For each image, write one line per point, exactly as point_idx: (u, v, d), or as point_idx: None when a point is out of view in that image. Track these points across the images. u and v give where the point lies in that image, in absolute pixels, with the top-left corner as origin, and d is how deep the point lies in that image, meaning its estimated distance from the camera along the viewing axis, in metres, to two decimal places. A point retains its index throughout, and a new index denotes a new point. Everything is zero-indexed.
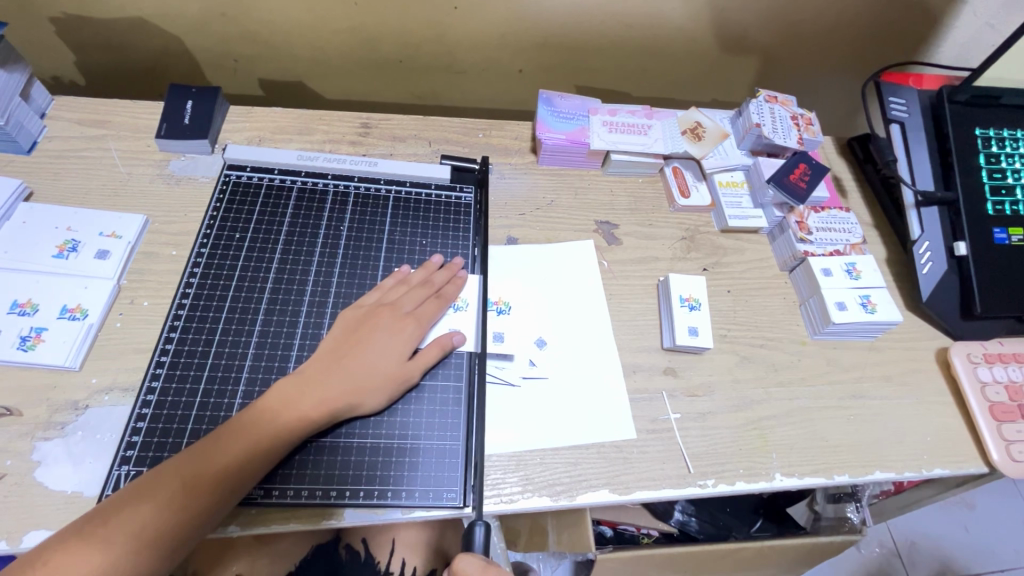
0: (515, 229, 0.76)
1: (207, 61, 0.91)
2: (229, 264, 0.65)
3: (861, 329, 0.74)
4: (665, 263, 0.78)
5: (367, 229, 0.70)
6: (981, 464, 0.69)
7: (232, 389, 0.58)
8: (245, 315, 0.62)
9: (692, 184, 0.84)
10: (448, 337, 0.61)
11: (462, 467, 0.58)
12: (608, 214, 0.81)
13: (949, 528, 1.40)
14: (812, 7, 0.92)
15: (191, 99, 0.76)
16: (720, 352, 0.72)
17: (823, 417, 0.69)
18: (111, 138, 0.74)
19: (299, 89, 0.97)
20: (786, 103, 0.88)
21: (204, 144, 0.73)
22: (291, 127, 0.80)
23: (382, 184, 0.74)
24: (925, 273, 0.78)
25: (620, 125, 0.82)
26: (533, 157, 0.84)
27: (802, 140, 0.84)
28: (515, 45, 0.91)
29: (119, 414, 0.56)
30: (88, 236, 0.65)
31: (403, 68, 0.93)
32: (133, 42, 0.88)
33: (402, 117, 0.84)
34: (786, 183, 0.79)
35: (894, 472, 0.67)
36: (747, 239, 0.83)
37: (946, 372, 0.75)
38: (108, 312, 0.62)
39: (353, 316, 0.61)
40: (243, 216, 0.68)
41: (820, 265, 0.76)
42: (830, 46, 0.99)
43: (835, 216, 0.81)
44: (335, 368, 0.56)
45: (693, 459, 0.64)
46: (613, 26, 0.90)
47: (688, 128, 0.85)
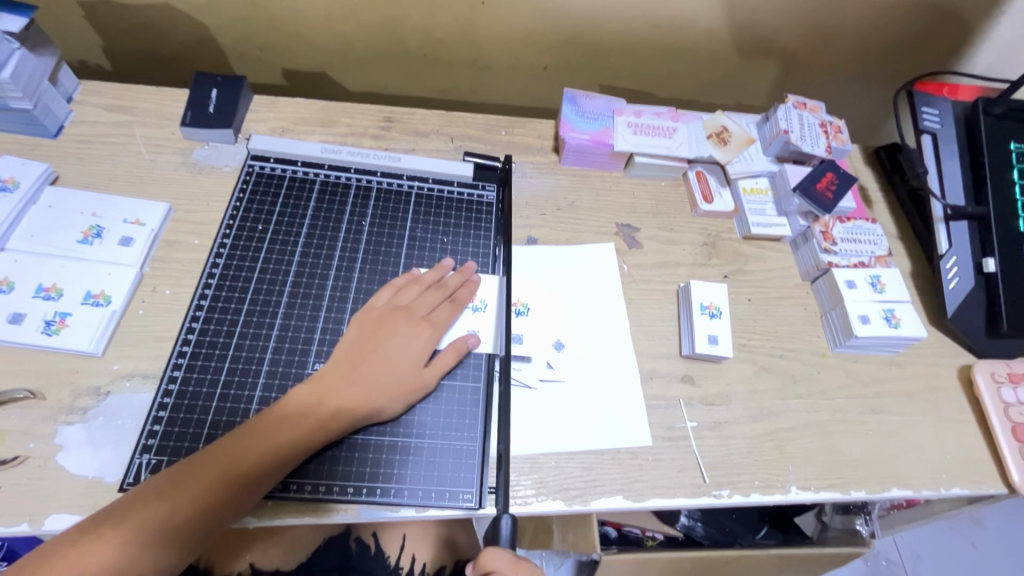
0: (536, 230, 0.76)
1: (232, 49, 0.91)
2: (251, 256, 0.65)
3: (884, 342, 0.73)
4: (686, 269, 0.77)
5: (388, 226, 0.70)
6: (1000, 485, 0.68)
7: (252, 381, 0.58)
8: (266, 308, 0.62)
9: (716, 189, 0.83)
10: (463, 341, 0.62)
11: (478, 467, 0.58)
12: (629, 217, 0.80)
13: (957, 544, 1.38)
14: (846, 12, 0.90)
15: (216, 88, 0.76)
16: (739, 361, 0.71)
17: (842, 431, 0.68)
18: (137, 124, 0.74)
19: (322, 80, 0.97)
20: (815, 109, 0.86)
21: (228, 134, 0.73)
22: (314, 119, 0.79)
23: (405, 180, 0.74)
24: (951, 288, 0.77)
25: (645, 128, 0.81)
26: (555, 156, 0.83)
27: (831, 148, 0.83)
28: (540, 42, 0.90)
29: (139, 402, 0.57)
30: (112, 222, 0.65)
31: (426, 62, 0.93)
32: (159, 28, 0.88)
33: (425, 112, 0.83)
34: (813, 192, 0.78)
35: (911, 489, 0.66)
36: (770, 247, 0.82)
37: (968, 390, 0.74)
38: (131, 299, 0.62)
39: (369, 319, 0.60)
40: (266, 208, 0.68)
41: (844, 277, 0.75)
42: (862, 52, 0.97)
43: (861, 227, 0.80)
44: (353, 372, 0.56)
45: (708, 469, 0.63)
46: (641, 25, 0.89)
47: (713, 132, 0.83)
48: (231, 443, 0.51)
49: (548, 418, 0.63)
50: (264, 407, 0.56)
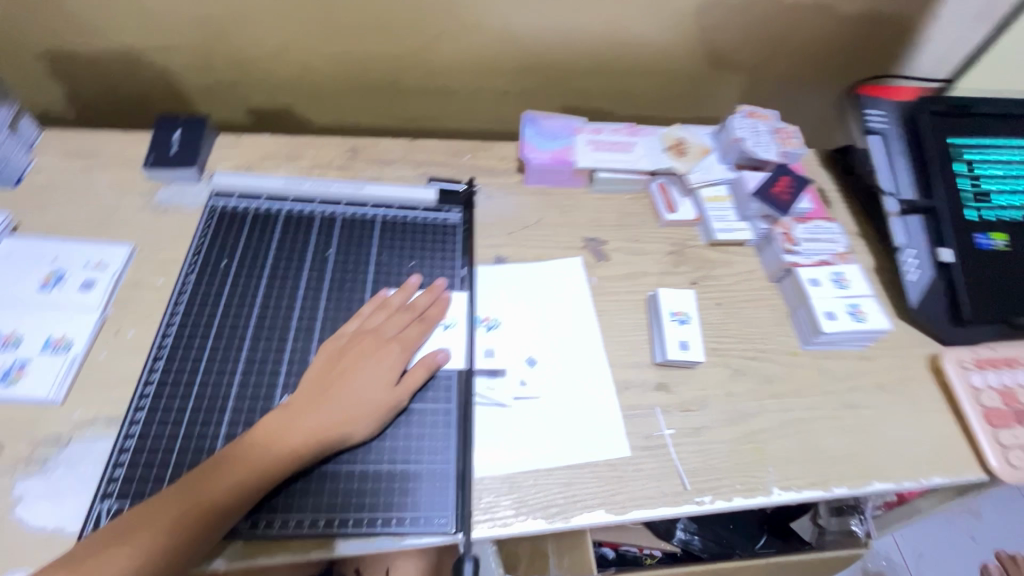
0: (504, 248, 0.77)
1: (196, 91, 0.92)
2: (216, 291, 0.65)
3: (853, 337, 0.74)
4: (654, 277, 0.78)
5: (354, 253, 0.70)
6: (979, 472, 0.68)
7: (218, 418, 0.57)
8: (232, 342, 0.61)
9: (678, 199, 0.85)
10: (434, 357, 0.62)
11: (454, 489, 0.57)
12: (595, 231, 0.81)
13: (957, 538, 1.38)
14: (788, 25, 0.94)
15: (179, 129, 0.77)
16: (712, 365, 0.72)
17: (819, 428, 0.69)
18: (99, 168, 0.75)
19: (288, 117, 0.98)
20: (766, 117, 0.89)
21: (191, 173, 0.74)
22: (278, 153, 0.80)
23: (370, 208, 0.74)
24: (912, 281, 0.79)
25: (604, 143, 0.84)
26: (519, 177, 0.85)
27: (784, 152, 0.86)
28: (499, 68, 0.93)
29: (101, 448, 0.55)
30: (74, 267, 0.65)
31: (389, 93, 0.95)
32: (122, 75, 0.89)
33: (389, 141, 0.85)
34: (770, 195, 0.80)
35: (892, 481, 0.66)
36: (735, 252, 0.83)
37: (939, 378, 0.75)
38: (92, 343, 0.61)
39: (337, 344, 0.60)
40: (231, 243, 0.68)
41: (807, 275, 0.77)
42: (807, 62, 1.01)
43: (821, 227, 0.82)
44: (323, 398, 0.56)
45: (689, 476, 0.63)
46: (594, 47, 0.92)
47: (671, 144, 0.86)
48: (196, 478, 0.50)
49: (524, 433, 0.62)
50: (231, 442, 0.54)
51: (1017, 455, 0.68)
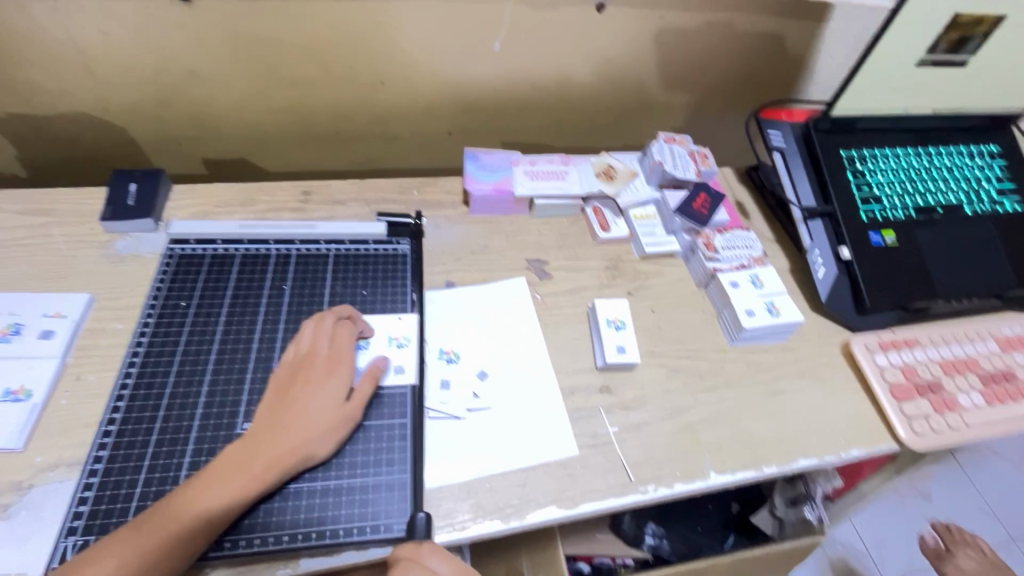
0: (454, 274, 0.83)
1: (150, 145, 0.96)
2: (176, 329, 0.68)
3: (772, 331, 0.82)
4: (593, 291, 0.85)
5: (309, 285, 0.75)
6: (890, 442, 0.76)
7: (182, 449, 0.59)
8: (193, 374, 0.65)
9: (612, 220, 0.94)
10: (376, 365, 0.66)
11: (411, 498, 0.60)
12: (537, 253, 0.89)
13: (910, 519, 1.46)
14: (695, 61, 1.06)
15: (135, 182, 0.80)
16: (649, 366, 0.78)
17: (749, 415, 0.76)
18: (55, 224, 0.77)
19: (243, 165, 1.03)
20: (683, 142, 0.99)
21: (148, 222, 0.77)
22: (233, 200, 0.85)
23: (322, 244, 0.79)
24: (821, 277, 0.89)
25: (540, 173, 0.92)
26: (465, 208, 0.92)
27: (700, 172, 0.96)
28: (440, 110, 1.01)
29: (64, 490, 0.56)
30: (32, 319, 0.67)
31: (339, 138, 1.01)
32: (75, 135, 0.92)
33: (340, 182, 0.91)
34: (689, 210, 0.89)
35: (816, 457, 0.73)
36: (665, 262, 0.92)
37: (851, 363, 0.84)
38: (53, 391, 0.63)
39: (288, 364, 0.64)
40: (188, 285, 0.72)
41: (728, 278, 0.85)
42: (717, 91, 1.14)
43: (738, 236, 0.91)
44: (282, 421, 0.58)
45: (634, 468, 0.68)
46: (525, 88, 1.01)
47: (601, 170, 0.95)
48: (164, 510, 0.52)
49: (478, 439, 0.67)
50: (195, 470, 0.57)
51: (920, 424, 0.77)
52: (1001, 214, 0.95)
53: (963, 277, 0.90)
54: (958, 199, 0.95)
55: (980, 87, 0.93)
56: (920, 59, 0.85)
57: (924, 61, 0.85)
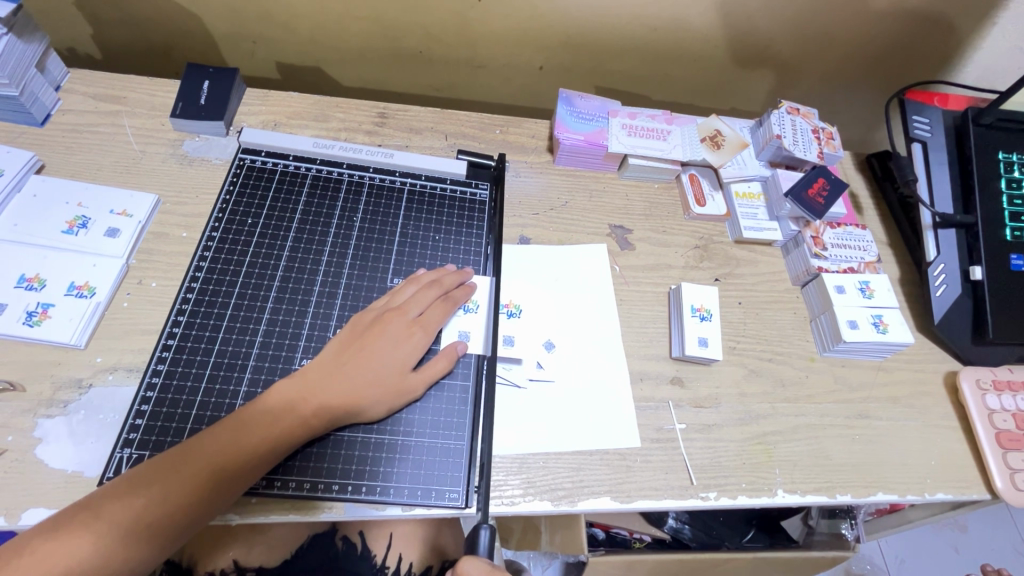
0: (529, 229, 0.76)
1: (225, 41, 0.90)
2: (241, 249, 0.64)
3: (872, 348, 0.74)
4: (678, 271, 0.77)
5: (380, 222, 0.69)
6: (984, 491, 0.69)
7: (238, 376, 0.57)
8: (254, 301, 0.61)
9: (708, 193, 0.84)
10: (454, 348, 0.61)
11: (465, 467, 0.57)
12: (622, 219, 0.80)
13: (940, 548, 1.40)
14: (842, 19, 0.90)
15: (208, 79, 0.75)
16: (727, 364, 0.71)
17: (829, 435, 0.69)
18: (126, 114, 0.73)
19: (317, 75, 0.96)
20: (808, 115, 0.86)
21: (219, 126, 0.72)
22: (307, 113, 0.79)
23: (397, 176, 0.73)
24: (938, 296, 0.77)
25: (639, 130, 0.81)
26: (549, 156, 0.83)
27: (822, 154, 0.83)
28: (536, 42, 0.90)
29: (123, 395, 0.56)
30: (99, 213, 0.64)
31: (422, 59, 0.92)
32: (151, 18, 0.86)
33: (419, 109, 0.83)
34: (804, 198, 0.78)
35: (896, 494, 0.67)
36: (761, 251, 0.82)
37: (953, 397, 0.75)
38: (116, 291, 0.61)
39: (360, 318, 0.60)
40: (257, 201, 0.68)
41: (833, 282, 0.75)
42: (855, 61, 0.98)
43: (851, 233, 0.80)
44: (339, 371, 0.56)
45: (696, 471, 0.63)
46: (637, 28, 0.89)
47: (707, 136, 0.84)
48: (210, 438, 0.50)
49: (536, 414, 0.63)
50: (251, 401, 0.55)
51: None
52: None
53: None
54: None
55: None
56: None
57: None
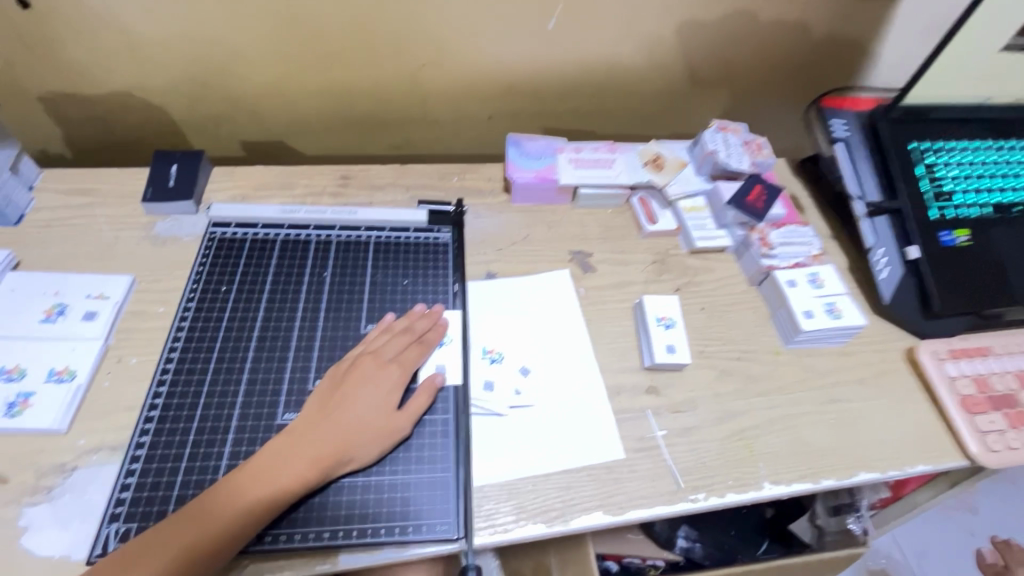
0: (494, 264, 0.79)
1: (190, 127, 0.95)
2: (216, 316, 0.67)
3: (831, 334, 0.77)
4: (640, 286, 0.81)
5: (349, 274, 0.72)
6: (960, 458, 0.71)
7: (221, 438, 0.58)
8: (233, 364, 0.63)
9: (659, 211, 0.89)
10: (433, 381, 0.63)
11: (454, 498, 0.59)
12: (581, 244, 0.85)
13: (956, 534, 1.39)
14: (754, 44, 0.99)
15: (176, 163, 0.79)
16: (699, 367, 0.74)
17: (805, 423, 0.71)
18: (98, 204, 0.77)
19: (280, 149, 1.02)
20: (737, 131, 0.94)
21: (189, 205, 0.76)
22: (273, 183, 0.83)
23: (363, 231, 0.77)
24: (884, 278, 0.83)
25: (586, 161, 0.88)
26: (506, 196, 0.88)
27: (756, 163, 0.90)
28: (481, 95, 0.97)
29: (107, 473, 0.56)
30: (76, 299, 0.66)
31: (378, 122, 0.99)
32: (117, 115, 0.92)
33: (379, 168, 0.88)
34: (745, 203, 0.84)
35: (878, 471, 0.69)
36: (716, 258, 0.87)
37: (917, 371, 0.78)
38: (96, 372, 0.62)
39: (338, 368, 0.62)
40: (229, 269, 0.71)
41: (785, 277, 0.80)
42: (774, 79, 1.07)
43: (796, 231, 0.85)
44: (324, 421, 0.57)
45: (683, 475, 0.65)
46: (571, 72, 0.97)
47: (649, 159, 0.90)
48: (205, 505, 0.51)
49: (519, 437, 0.65)
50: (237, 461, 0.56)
51: (993, 440, 0.72)
52: None
53: None
54: None
55: None
56: (1005, 44, 0.80)
57: (1010, 45, 0.80)
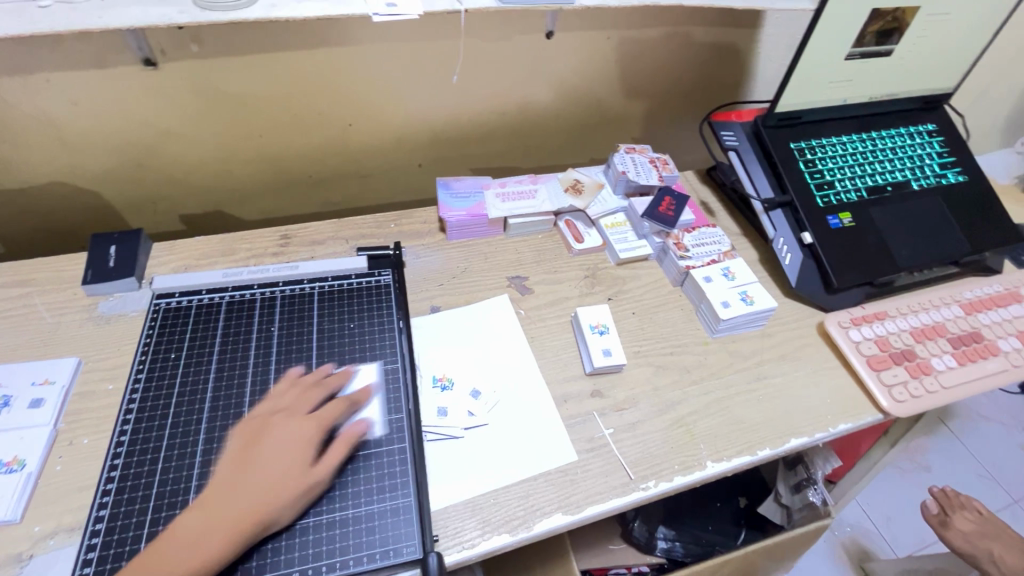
0: (437, 298, 0.85)
1: (127, 208, 0.98)
2: (168, 382, 0.68)
3: (748, 320, 0.86)
4: (575, 300, 0.88)
5: (297, 325, 0.76)
6: (875, 413, 0.80)
7: (183, 499, 0.60)
8: (189, 426, 0.65)
9: (585, 231, 0.97)
10: (350, 431, 0.64)
11: (417, 520, 0.61)
12: (517, 269, 0.91)
13: (915, 493, 1.48)
14: (647, 75, 1.12)
15: (114, 244, 0.81)
16: (637, 366, 0.80)
17: (737, 402, 0.78)
18: (37, 293, 0.78)
19: (220, 217, 1.05)
20: (643, 151, 1.04)
21: (131, 281, 0.78)
22: (214, 251, 0.86)
23: (306, 283, 0.81)
24: (788, 263, 0.93)
25: (511, 194, 0.96)
26: (442, 235, 0.94)
27: (663, 177, 1.00)
28: (408, 146, 1.05)
29: (67, 554, 0.56)
30: (20, 388, 0.67)
31: (313, 181, 1.05)
32: (49, 206, 0.93)
33: (317, 224, 0.93)
34: (657, 214, 0.93)
35: (806, 436, 0.76)
36: (641, 266, 0.95)
37: (829, 342, 0.87)
38: (47, 458, 0.63)
39: (247, 432, 0.62)
40: (177, 336, 0.73)
41: (701, 274, 0.88)
42: (671, 102, 1.20)
43: (706, 233, 0.95)
44: (242, 484, 0.57)
45: (633, 466, 0.70)
46: (488, 117, 1.06)
47: (568, 185, 0.99)
48: None
49: (478, 455, 0.68)
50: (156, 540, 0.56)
51: (899, 391, 0.81)
52: (945, 186, 1.03)
53: (919, 249, 0.95)
54: (906, 177, 1.02)
55: (907, 72, 0.99)
56: (847, 54, 0.90)
57: (852, 54, 0.90)
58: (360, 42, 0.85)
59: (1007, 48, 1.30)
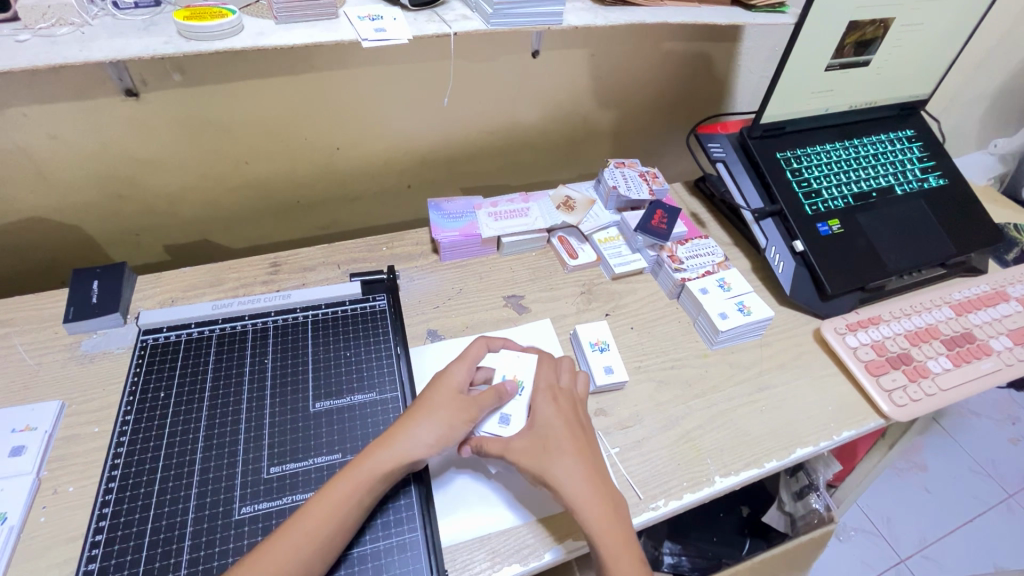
0: (434, 322, 0.83)
1: (108, 240, 0.95)
2: (158, 424, 0.66)
3: (747, 330, 0.85)
4: (572, 317, 0.87)
5: (292, 357, 0.73)
6: (877, 418, 0.80)
7: (178, 547, 0.57)
8: (182, 468, 0.62)
9: (578, 247, 0.97)
10: (505, 388, 0.67)
11: (425, 556, 0.59)
12: (513, 289, 0.90)
13: (912, 494, 1.49)
14: (633, 90, 1.13)
15: (97, 279, 0.79)
16: (638, 383, 0.80)
17: (740, 414, 0.78)
18: (15, 333, 0.75)
19: (205, 246, 1.03)
20: (632, 165, 1.05)
21: (115, 317, 0.76)
22: (202, 281, 0.84)
23: (300, 312, 0.79)
24: (781, 272, 0.93)
25: (503, 213, 0.95)
26: (435, 256, 0.93)
27: (654, 191, 1.00)
28: (398, 168, 1.04)
29: None
30: (0, 436, 0.64)
31: (302, 206, 1.03)
32: (27, 241, 0.90)
33: (308, 249, 0.91)
34: (650, 228, 0.93)
35: (812, 445, 0.76)
36: (637, 280, 0.95)
37: (826, 348, 0.88)
38: (30, 509, 0.59)
39: (429, 399, 0.63)
40: (165, 374, 0.70)
41: (697, 286, 0.88)
42: (658, 116, 1.21)
43: (699, 244, 0.96)
44: (489, 401, 0.65)
45: (641, 486, 0.69)
46: (478, 135, 1.05)
47: (560, 203, 0.98)
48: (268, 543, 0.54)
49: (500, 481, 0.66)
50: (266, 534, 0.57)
51: (899, 395, 0.81)
52: (928, 190, 1.05)
53: (908, 252, 0.97)
54: (889, 182, 1.04)
55: (885, 81, 1.02)
56: (827, 65, 0.92)
57: (833, 64, 0.92)
58: (346, 66, 0.85)
59: (975, 52, 1.34)
